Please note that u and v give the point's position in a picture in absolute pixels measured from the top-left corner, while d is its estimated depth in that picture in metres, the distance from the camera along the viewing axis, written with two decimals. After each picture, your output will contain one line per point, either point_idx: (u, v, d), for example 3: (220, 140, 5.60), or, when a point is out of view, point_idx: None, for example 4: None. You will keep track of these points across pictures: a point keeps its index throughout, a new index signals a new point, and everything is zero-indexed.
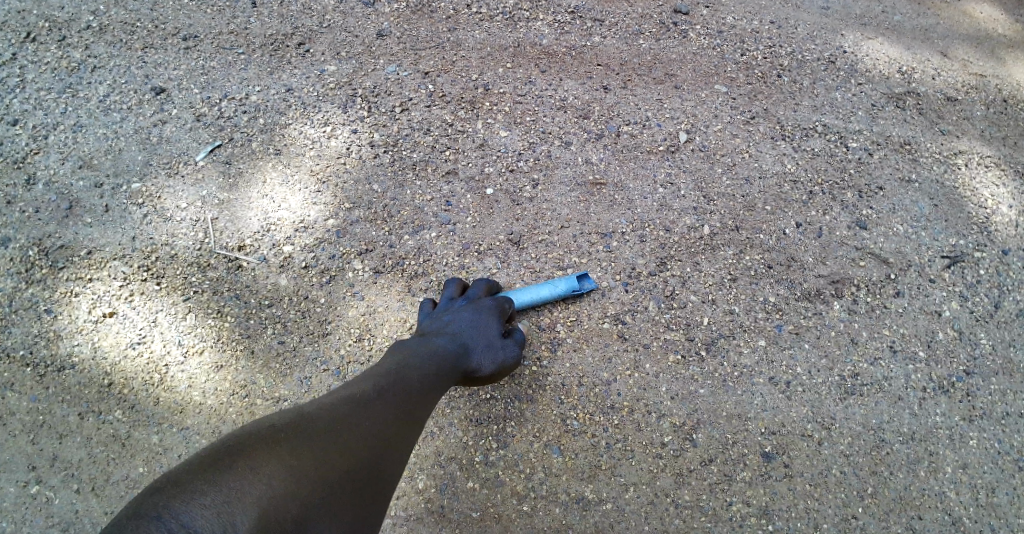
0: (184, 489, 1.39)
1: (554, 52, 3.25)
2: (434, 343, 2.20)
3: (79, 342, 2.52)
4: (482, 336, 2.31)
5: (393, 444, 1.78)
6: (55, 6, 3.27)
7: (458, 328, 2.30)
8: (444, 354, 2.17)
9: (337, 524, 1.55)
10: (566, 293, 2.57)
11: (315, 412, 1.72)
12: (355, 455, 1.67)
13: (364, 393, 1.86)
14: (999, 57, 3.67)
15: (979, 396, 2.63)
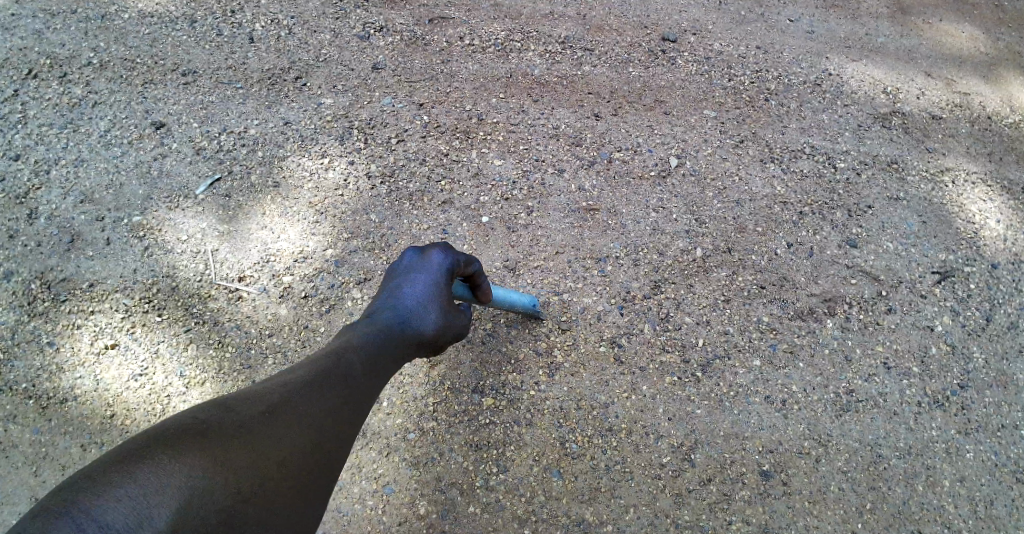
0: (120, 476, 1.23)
1: (546, 81, 3.32)
2: (384, 327, 1.86)
3: (81, 374, 2.55)
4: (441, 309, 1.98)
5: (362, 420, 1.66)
6: (56, 44, 3.36)
7: (409, 299, 1.94)
8: (394, 332, 1.87)
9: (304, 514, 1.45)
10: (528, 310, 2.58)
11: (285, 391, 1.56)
12: (329, 439, 1.55)
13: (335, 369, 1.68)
14: (982, 75, 3.76)
15: (973, 409, 2.66)
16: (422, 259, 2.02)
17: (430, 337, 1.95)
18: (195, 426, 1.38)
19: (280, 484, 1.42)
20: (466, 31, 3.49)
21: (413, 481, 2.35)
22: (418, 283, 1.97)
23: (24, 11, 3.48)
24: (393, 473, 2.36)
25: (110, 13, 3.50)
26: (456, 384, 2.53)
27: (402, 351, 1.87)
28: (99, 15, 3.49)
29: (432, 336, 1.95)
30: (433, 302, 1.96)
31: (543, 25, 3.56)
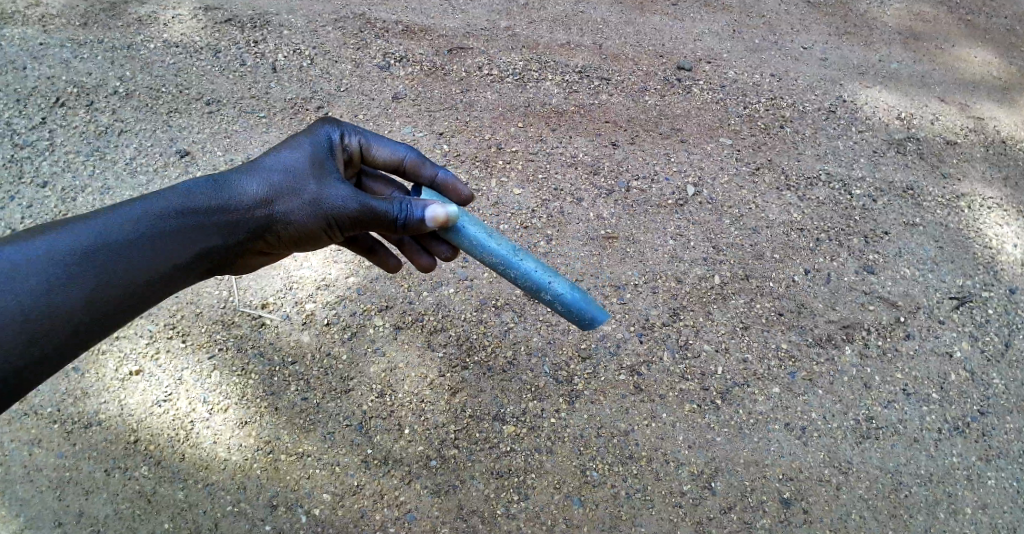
0: None
1: (564, 110, 3.37)
2: (207, 185, 1.81)
3: (105, 399, 2.53)
4: (295, 186, 1.85)
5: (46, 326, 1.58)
6: (84, 72, 3.46)
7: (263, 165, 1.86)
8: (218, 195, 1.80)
9: None
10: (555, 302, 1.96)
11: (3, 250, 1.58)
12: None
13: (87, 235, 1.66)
14: (996, 99, 3.78)
15: (995, 435, 2.66)
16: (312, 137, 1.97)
17: (264, 214, 1.83)
18: None
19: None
20: (484, 61, 3.55)
21: (435, 508, 2.36)
22: (288, 152, 1.90)
23: (52, 41, 3.57)
24: (415, 500, 2.38)
25: (135, 43, 3.59)
26: (477, 412, 2.55)
27: (214, 226, 1.79)
28: (125, 45, 3.58)
29: (270, 212, 1.84)
30: (283, 176, 1.85)
31: (560, 55, 3.62)
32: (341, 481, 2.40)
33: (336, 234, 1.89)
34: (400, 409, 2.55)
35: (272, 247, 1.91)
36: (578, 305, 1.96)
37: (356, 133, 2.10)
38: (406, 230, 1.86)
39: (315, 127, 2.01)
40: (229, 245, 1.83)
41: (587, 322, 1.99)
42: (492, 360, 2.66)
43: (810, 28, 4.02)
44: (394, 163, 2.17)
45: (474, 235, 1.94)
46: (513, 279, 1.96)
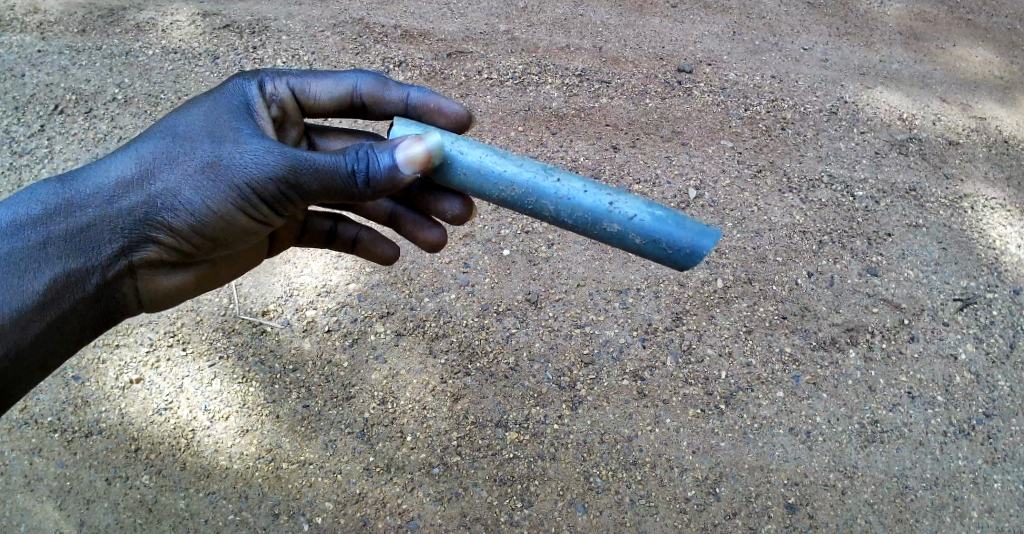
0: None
1: (564, 114, 3.36)
2: (91, 172, 1.69)
3: (106, 408, 2.52)
4: (177, 159, 1.67)
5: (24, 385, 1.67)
6: (82, 79, 3.45)
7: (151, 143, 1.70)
8: (99, 181, 1.67)
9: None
10: (614, 233, 1.63)
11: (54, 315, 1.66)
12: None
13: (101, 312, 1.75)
14: (998, 99, 3.76)
15: (1000, 438, 2.64)
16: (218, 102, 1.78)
17: (145, 196, 1.66)
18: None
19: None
20: (484, 65, 3.54)
21: (438, 516, 2.35)
22: (178, 119, 1.74)
23: (51, 48, 3.57)
24: (418, 508, 2.36)
25: (134, 49, 3.58)
26: (479, 418, 2.54)
27: (83, 227, 1.64)
28: (124, 51, 3.57)
29: (152, 193, 1.66)
30: (161, 150, 1.69)
31: (560, 59, 3.60)
32: (343, 489, 2.39)
33: (238, 207, 1.67)
34: (402, 417, 2.53)
35: (170, 245, 1.71)
36: (652, 227, 1.60)
37: (284, 76, 1.94)
38: (375, 190, 1.63)
39: (227, 86, 1.84)
40: (109, 255, 1.67)
41: (678, 250, 1.59)
42: (494, 366, 2.65)
43: (810, 28, 4.00)
44: (349, 98, 2.00)
45: (492, 164, 1.67)
46: (561, 211, 1.65)
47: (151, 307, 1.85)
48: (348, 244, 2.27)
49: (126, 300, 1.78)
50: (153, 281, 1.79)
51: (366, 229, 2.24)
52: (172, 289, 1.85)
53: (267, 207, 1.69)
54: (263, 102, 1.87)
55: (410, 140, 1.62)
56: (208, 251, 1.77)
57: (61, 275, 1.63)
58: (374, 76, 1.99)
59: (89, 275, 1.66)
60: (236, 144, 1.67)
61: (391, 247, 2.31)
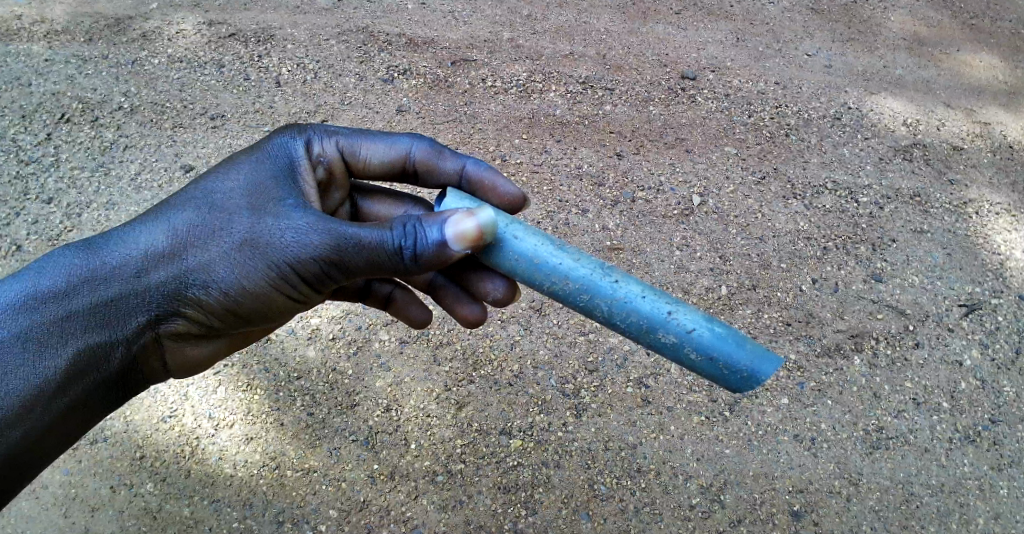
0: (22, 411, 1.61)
1: (568, 121, 3.36)
2: (123, 240, 1.68)
3: (111, 416, 2.53)
4: (212, 233, 1.67)
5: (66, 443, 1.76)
6: (89, 88, 3.47)
7: (184, 212, 1.70)
8: (129, 249, 1.67)
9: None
10: (668, 343, 1.63)
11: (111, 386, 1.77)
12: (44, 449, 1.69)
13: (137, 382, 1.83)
14: (1002, 104, 3.76)
15: (1006, 444, 2.63)
16: (258, 166, 1.79)
17: (177, 270, 1.67)
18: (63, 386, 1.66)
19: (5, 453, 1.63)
20: (488, 73, 3.55)
21: (441, 523, 2.35)
22: (216, 183, 1.74)
23: (57, 57, 3.59)
24: (422, 516, 2.36)
25: (140, 58, 3.61)
26: (484, 426, 2.54)
27: (109, 299, 1.66)
28: (130, 60, 3.60)
29: (185, 267, 1.67)
30: (197, 221, 1.69)
31: (564, 66, 3.61)
32: (347, 497, 2.39)
33: (273, 285, 1.69)
34: (406, 424, 2.53)
35: (199, 319, 1.73)
36: (710, 344, 1.60)
37: (333, 137, 1.96)
38: (421, 266, 1.63)
39: (270, 146, 1.84)
40: (134, 329, 1.70)
41: (734, 371, 1.60)
42: (498, 374, 2.65)
43: (814, 34, 4.00)
44: (399, 162, 2.01)
45: (548, 256, 1.67)
46: (615, 313, 1.64)
47: (178, 373, 1.89)
48: (381, 301, 2.27)
49: (151, 368, 1.82)
50: (181, 352, 1.82)
51: (400, 289, 2.24)
52: (200, 358, 1.88)
53: (303, 286, 1.71)
54: (308, 165, 1.89)
55: (460, 215, 1.61)
56: (238, 326, 1.79)
57: (84, 350, 1.66)
58: (428, 142, 2.00)
59: (112, 348, 1.69)
60: (276, 220, 1.67)
61: (423, 312, 2.28)
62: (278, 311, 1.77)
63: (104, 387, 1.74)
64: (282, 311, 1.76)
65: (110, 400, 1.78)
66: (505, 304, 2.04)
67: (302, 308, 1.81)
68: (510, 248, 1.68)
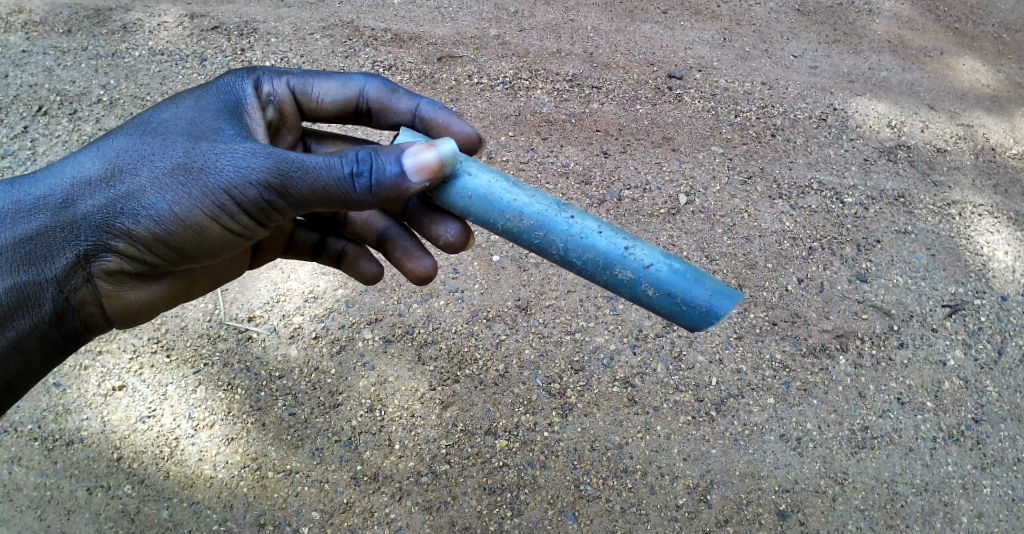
0: None
1: (554, 119, 3.34)
2: (52, 172, 1.67)
3: (88, 416, 2.47)
4: (143, 160, 1.66)
5: (21, 384, 1.77)
6: (67, 81, 3.40)
7: (115, 143, 1.69)
8: (57, 180, 1.66)
9: None
10: (626, 280, 1.65)
11: (59, 334, 1.75)
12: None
13: (83, 332, 1.81)
14: (984, 107, 3.79)
15: (989, 443, 2.65)
16: (200, 102, 1.80)
17: (106, 198, 1.65)
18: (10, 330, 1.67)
19: None
20: (474, 69, 3.52)
21: (426, 525, 2.32)
22: (153, 115, 1.75)
23: (35, 49, 3.52)
24: (406, 517, 2.33)
25: (120, 51, 3.54)
26: (469, 426, 2.51)
27: (35, 232, 1.63)
28: (109, 53, 3.53)
29: (113, 194, 1.64)
30: (128, 148, 1.68)
31: (551, 63, 3.59)
32: (330, 498, 2.35)
33: (208, 213, 1.66)
34: (390, 424, 2.50)
35: (130, 253, 1.69)
36: (667, 279, 1.63)
37: (284, 76, 1.98)
38: (377, 196, 1.62)
39: (215, 83, 1.87)
40: (64, 267, 1.67)
41: (690, 306, 1.63)
42: (483, 373, 2.62)
43: (800, 35, 4.02)
44: (353, 101, 2.03)
45: (503, 194, 1.67)
46: (571, 250, 1.66)
47: (121, 321, 1.84)
48: (334, 258, 2.25)
49: (90, 315, 1.78)
50: (118, 295, 1.77)
51: (354, 244, 2.22)
52: (140, 303, 1.83)
53: (242, 216, 1.68)
54: (255, 104, 1.91)
55: (420, 146, 1.61)
56: (174, 261, 1.75)
57: (11, 289, 1.63)
58: (381, 81, 2.03)
59: (43, 289, 1.67)
60: (212, 146, 1.67)
61: (374, 267, 2.23)
62: (215, 247, 1.74)
63: (38, 335, 1.71)
64: (220, 244, 1.73)
65: (53, 350, 1.77)
66: (461, 247, 1.95)
67: (241, 243, 1.77)
68: (470, 184, 1.68)
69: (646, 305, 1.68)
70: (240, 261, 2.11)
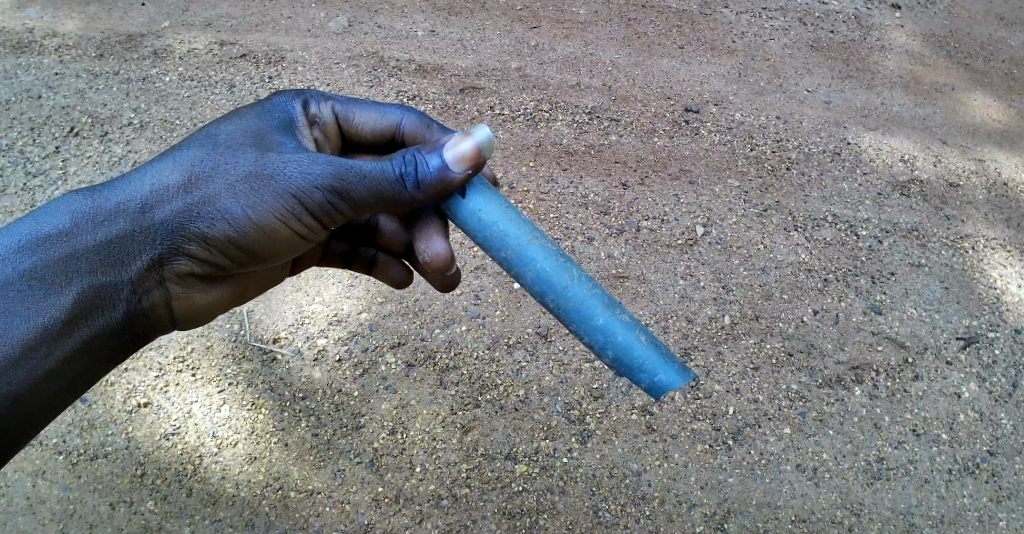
0: (66, 340, 1.71)
1: (574, 150, 3.42)
2: (128, 182, 1.76)
3: (113, 431, 2.53)
4: (216, 168, 1.74)
5: (86, 385, 1.82)
6: (99, 103, 3.52)
7: (185, 155, 1.77)
8: (133, 189, 1.75)
9: (28, 402, 1.68)
10: (626, 318, 1.74)
11: (127, 333, 1.84)
12: (69, 384, 1.76)
13: (146, 332, 1.90)
14: (995, 142, 3.86)
15: (1005, 476, 2.66)
16: (260, 120, 1.88)
17: (182, 205, 1.74)
18: (88, 327, 1.74)
19: (44, 387, 1.69)
20: (495, 101, 3.62)
21: None
22: (219, 127, 1.82)
23: (68, 71, 3.65)
24: None
25: (151, 75, 3.66)
26: (489, 450, 2.55)
27: (117, 236, 1.73)
28: (141, 77, 3.65)
29: (190, 200, 1.73)
30: (201, 157, 1.76)
31: (570, 96, 3.69)
32: (351, 519, 2.39)
33: (279, 217, 1.75)
34: (411, 447, 2.54)
35: (202, 256, 1.80)
36: (654, 335, 1.76)
37: (329, 100, 2.04)
38: (426, 193, 1.73)
39: (270, 102, 1.95)
40: (140, 271, 1.76)
41: (670, 361, 1.73)
42: (504, 399, 2.67)
43: (814, 71, 4.10)
44: (390, 131, 2.07)
45: (529, 223, 1.80)
46: (582, 281, 1.75)
47: (185, 321, 1.95)
48: (365, 264, 2.34)
49: (158, 316, 1.88)
50: (186, 297, 1.89)
51: (384, 252, 2.31)
52: (205, 305, 1.94)
53: (308, 219, 1.77)
54: (304, 124, 1.98)
55: (458, 137, 1.71)
56: (241, 263, 1.85)
57: (89, 289, 1.72)
58: (418, 115, 2.06)
59: (118, 290, 1.76)
60: (279, 155, 1.75)
61: (404, 272, 2.35)
62: (279, 249, 1.84)
63: (109, 333, 1.79)
64: (286, 245, 1.83)
65: (117, 349, 1.84)
66: (436, 270, 1.94)
67: (305, 245, 1.87)
68: (501, 202, 1.80)
69: (628, 357, 1.72)
70: (285, 270, 2.19)
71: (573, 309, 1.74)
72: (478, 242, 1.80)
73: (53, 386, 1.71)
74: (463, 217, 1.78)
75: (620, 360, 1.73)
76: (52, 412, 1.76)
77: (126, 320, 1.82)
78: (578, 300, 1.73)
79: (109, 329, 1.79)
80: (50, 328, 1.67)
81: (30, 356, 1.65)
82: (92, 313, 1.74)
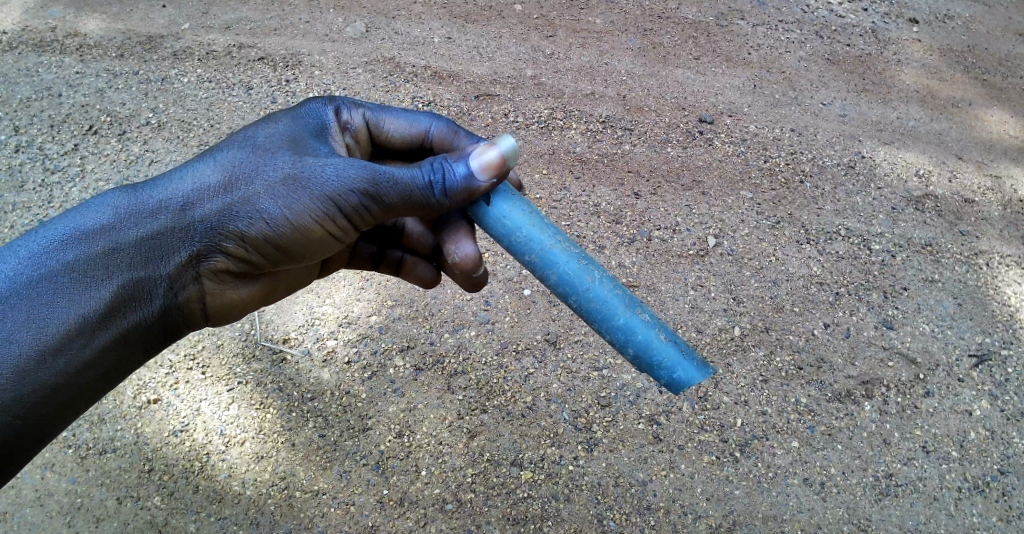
0: (103, 331, 1.72)
1: (587, 158, 3.43)
2: (170, 180, 1.79)
3: (122, 427, 2.55)
4: (255, 169, 1.76)
5: (120, 379, 1.82)
6: (118, 102, 3.57)
7: (224, 156, 1.80)
8: (175, 188, 1.77)
9: (63, 392, 1.68)
10: (646, 316, 1.76)
11: (163, 326, 1.85)
12: (104, 376, 1.76)
13: (182, 327, 1.91)
14: (1012, 158, 3.83)
15: (1016, 495, 2.63)
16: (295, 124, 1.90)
17: (222, 204, 1.76)
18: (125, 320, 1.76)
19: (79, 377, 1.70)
20: (510, 108, 3.64)
21: None
22: (258, 131, 1.85)
23: (89, 70, 3.70)
24: None
25: (169, 76, 3.71)
26: (495, 456, 2.55)
27: (158, 232, 1.75)
28: (159, 78, 3.70)
29: (230, 200, 1.76)
30: (241, 159, 1.78)
31: (585, 104, 3.70)
32: (355, 521, 2.40)
33: (315, 219, 1.76)
34: (417, 451, 2.55)
35: (238, 255, 1.81)
36: (673, 332, 1.79)
37: (360, 107, 2.05)
38: (452, 200, 1.76)
39: (303, 108, 1.97)
40: (178, 266, 1.78)
41: (688, 357, 1.76)
42: (511, 405, 2.67)
43: (829, 84, 4.09)
44: (418, 138, 2.09)
45: (552, 225, 1.81)
46: (603, 282, 1.77)
47: (219, 318, 1.96)
48: (393, 266, 2.34)
49: (192, 312, 1.89)
50: (220, 293, 1.89)
51: (411, 253, 2.31)
52: (239, 302, 1.95)
53: (343, 220, 1.78)
54: (336, 129, 1.99)
55: (484, 146, 1.75)
56: (276, 263, 1.86)
57: (128, 282, 1.74)
58: (446, 122, 2.08)
59: (156, 284, 1.77)
60: (315, 159, 1.78)
61: (432, 271, 2.34)
62: (314, 250, 1.84)
63: (145, 326, 1.80)
64: (320, 247, 1.84)
65: (153, 343, 1.85)
66: (465, 271, 1.97)
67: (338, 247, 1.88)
68: (525, 206, 1.81)
69: (649, 356, 1.75)
70: (313, 272, 2.19)
71: (595, 310, 1.76)
72: (503, 245, 1.82)
73: (88, 376, 1.72)
74: (488, 223, 1.80)
75: (641, 358, 1.76)
76: (84, 404, 1.76)
77: (162, 314, 1.83)
78: (600, 301, 1.75)
79: (145, 322, 1.80)
80: (89, 318, 1.69)
81: (67, 345, 1.66)
82: (130, 306, 1.76)
